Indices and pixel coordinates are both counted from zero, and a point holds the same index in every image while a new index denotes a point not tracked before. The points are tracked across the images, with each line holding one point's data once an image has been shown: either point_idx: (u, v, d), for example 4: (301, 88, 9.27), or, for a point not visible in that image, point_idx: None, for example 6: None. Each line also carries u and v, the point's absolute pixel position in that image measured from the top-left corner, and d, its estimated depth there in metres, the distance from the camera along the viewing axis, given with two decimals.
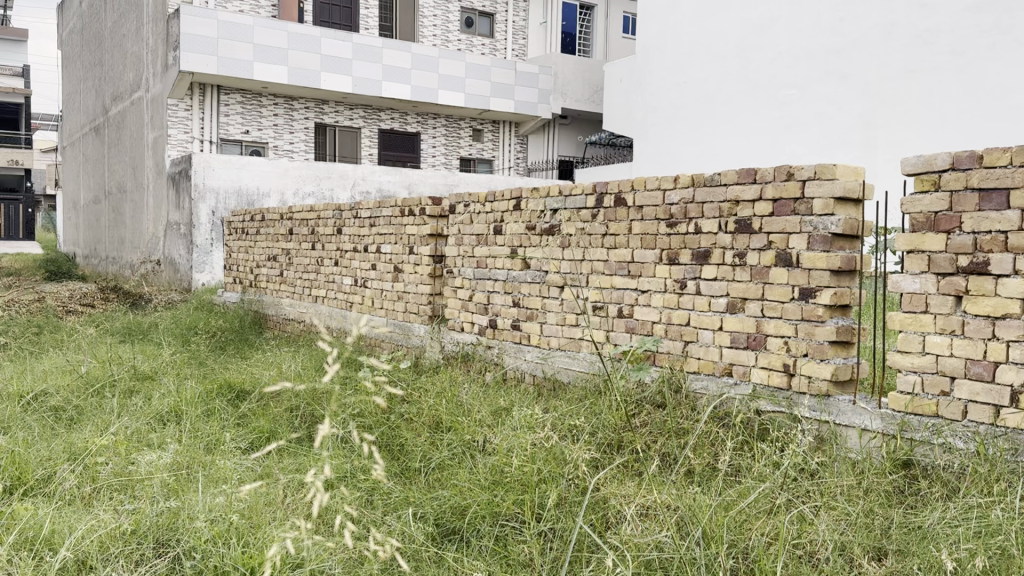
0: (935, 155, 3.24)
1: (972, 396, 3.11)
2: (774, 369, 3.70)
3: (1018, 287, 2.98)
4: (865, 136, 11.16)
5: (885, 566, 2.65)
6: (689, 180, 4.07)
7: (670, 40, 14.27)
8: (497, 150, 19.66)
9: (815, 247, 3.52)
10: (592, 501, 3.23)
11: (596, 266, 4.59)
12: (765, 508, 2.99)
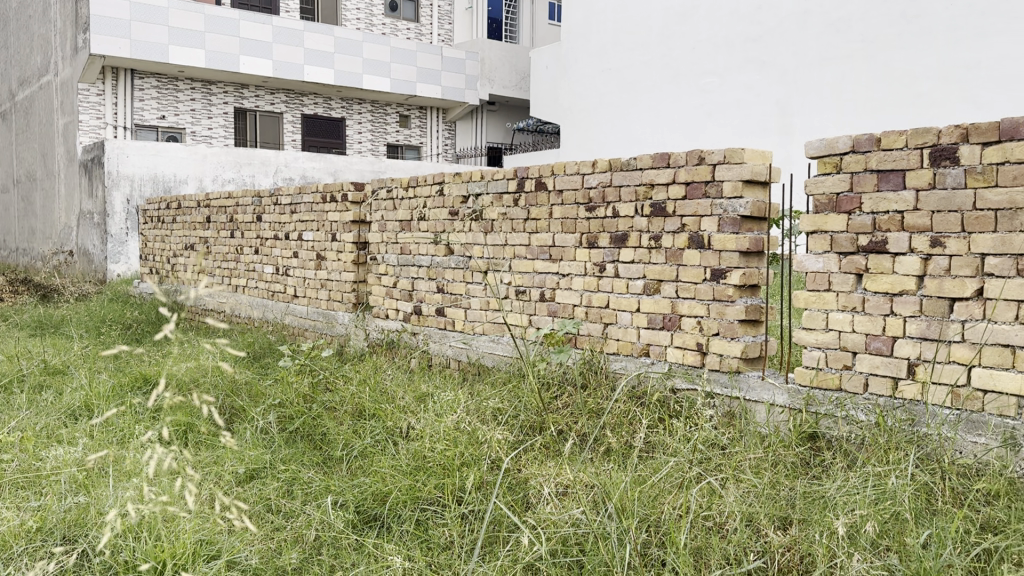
0: (836, 139, 3.35)
1: (871, 369, 3.26)
2: (688, 348, 3.80)
3: (913, 265, 3.12)
4: (784, 122, 11.47)
5: (789, 535, 2.75)
6: (607, 164, 4.12)
7: (594, 27, 14.38)
8: (424, 136, 19.53)
9: (725, 229, 3.62)
10: (513, 483, 3.26)
11: (518, 251, 4.61)
12: (677, 482, 3.09)
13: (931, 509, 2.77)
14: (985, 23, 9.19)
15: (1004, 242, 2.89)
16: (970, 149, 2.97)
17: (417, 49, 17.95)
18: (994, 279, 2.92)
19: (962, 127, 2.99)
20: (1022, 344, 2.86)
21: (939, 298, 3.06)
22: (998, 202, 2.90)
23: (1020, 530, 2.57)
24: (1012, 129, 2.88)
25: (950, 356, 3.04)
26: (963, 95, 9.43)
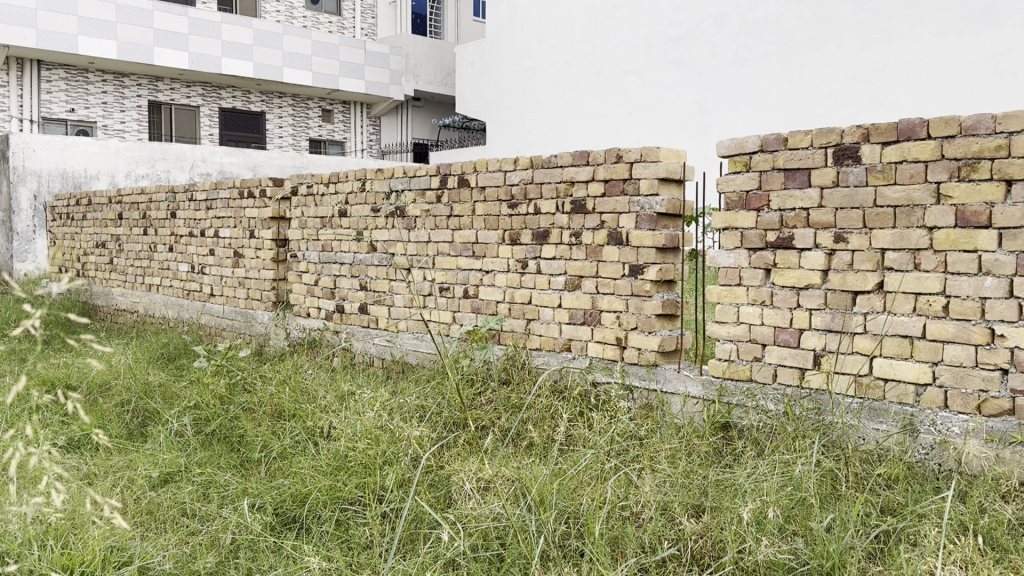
0: (746, 138, 3.46)
1: (780, 360, 3.38)
2: (608, 342, 3.87)
3: (818, 260, 3.25)
4: (702, 121, 11.75)
5: (702, 522, 2.83)
6: (528, 162, 4.13)
7: (517, 24, 14.44)
8: (348, 131, 19.28)
9: (642, 226, 3.69)
10: (435, 480, 3.25)
11: (441, 248, 4.60)
12: (595, 474, 3.14)
13: (835, 494, 2.89)
14: (891, 27, 9.61)
15: (902, 238, 3.04)
16: (870, 148, 3.11)
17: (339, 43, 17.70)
18: (892, 273, 3.07)
19: (863, 127, 3.12)
20: (918, 335, 3.02)
21: (843, 291, 3.20)
22: (896, 200, 3.05)
23: (916, 511, 2.71)
24: (909, 130, 3.01)
25: (853, 347, 3.18)
26: (872, 96, 9.85)
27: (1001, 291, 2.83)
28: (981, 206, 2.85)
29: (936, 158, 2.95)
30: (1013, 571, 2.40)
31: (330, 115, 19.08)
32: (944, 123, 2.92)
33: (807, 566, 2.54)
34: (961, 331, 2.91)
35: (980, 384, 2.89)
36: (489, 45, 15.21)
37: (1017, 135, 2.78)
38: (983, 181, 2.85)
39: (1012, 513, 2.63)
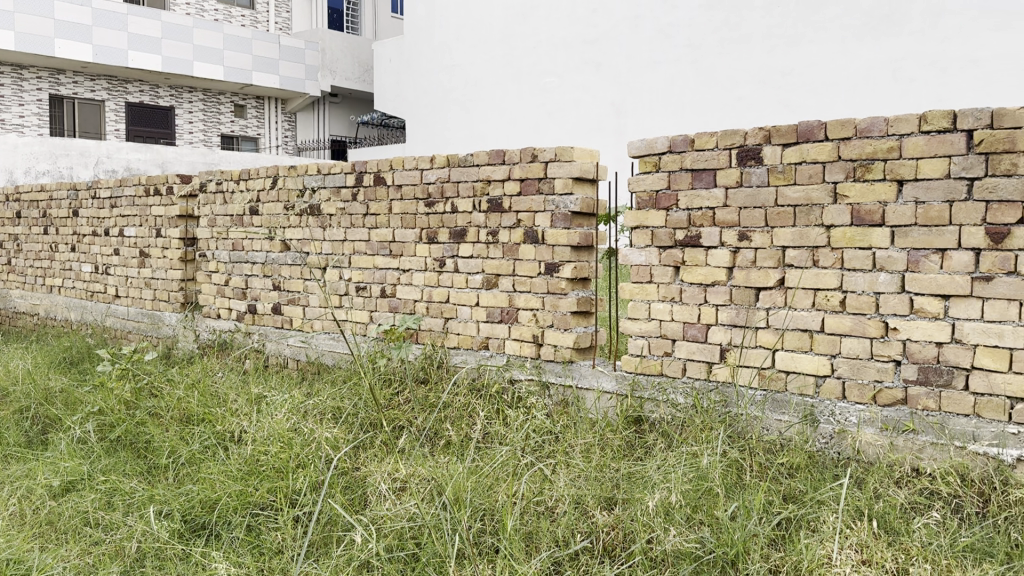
0: (655, 139, 3.54)
1: (689, 355, 3.48)
2: (525, 340, 3.90)
3: (723, 257, 3.35)
4: (617, 122, 11.95)
5: (614, 515, 2.89)
6: (444, 160, 4.12)
7: (436, 22, 14.39)
8: (262, 127, 18.88)
9: (557, 224, 3.73)
10: (350, 482, 3.22)
11: (357, 246, 4.55)
12: (510, 471, 3.16)
13: (741, 483, 2.99)
14: (797, 32, 9.98)
15: (801, 236, 3.16)
16: (772, 149, 3.22)
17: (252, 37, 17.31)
18: (793, 269, 3.20)
19: (765, 129, 3.24)
20: (818, 329, 3.15)
21: (747, 287, 3.31)
22: (796, 199, 3.17)
23: (815, 499, 2.82)
24: (808, 132, 3.13)
25: (757, 341, 3.30)
26: (779, 99, 10.23)
27: (894, 286, 2.98)
28: (874, 205, 3.00)
29: (833, 159, 3.08)
30: (903, 552, 2.54)
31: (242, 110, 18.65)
32: (840, 125, 3.05)
33: (713, 555, 2.62)
34: (857, 325, 3.06)
35: (875, 375, 3.04)
36: (408, 42, 15.11)
37: (907, 137, 2.92)
38: (876, 181, 2.99)
39: (904, 497, 2.76)
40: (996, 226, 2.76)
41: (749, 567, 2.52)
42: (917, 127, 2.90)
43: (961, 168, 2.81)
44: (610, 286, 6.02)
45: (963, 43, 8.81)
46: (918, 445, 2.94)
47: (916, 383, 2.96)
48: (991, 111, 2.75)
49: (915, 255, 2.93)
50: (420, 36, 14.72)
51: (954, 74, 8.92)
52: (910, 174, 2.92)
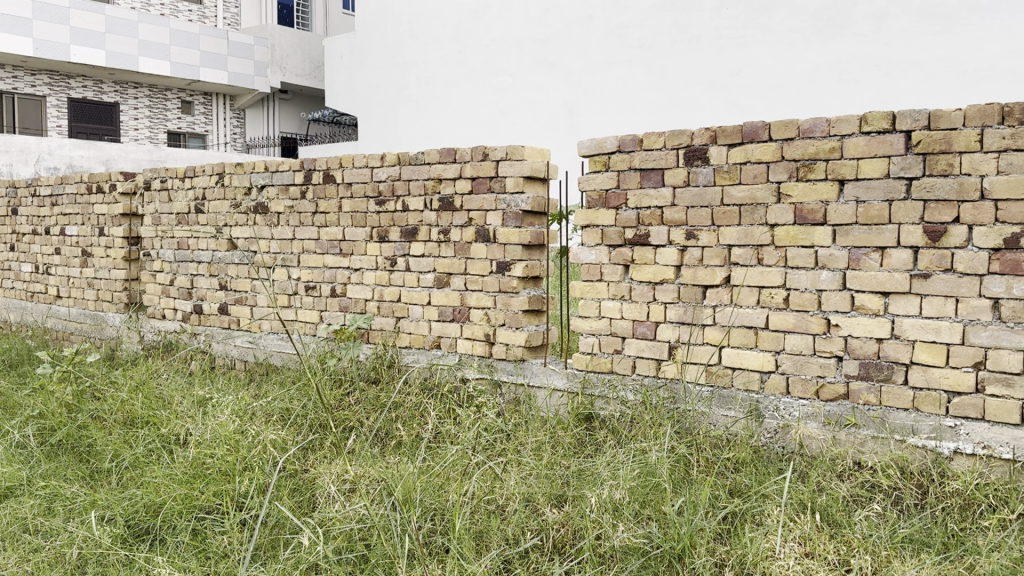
0: (604, 138, 3.56)
1: (639, 352, 3.52)
2: (477, 339, 3.89)
3: (672, 256, 3.40)
4: (570, 122, 12.03)
5: (563, 512, 2.91)
6: (394, 159, 4.10)
7: (390, 19, 14.29)
8: (211, 124, 18.60)
9: (508, 223, 3.72)
10: (299, 484, 3.19)
11: (307, 245, 4.51)
12: (461, 470, 3.15)
13: (688, 478, 3.03)
14: (745, 34, 10.12)
15: (746, 235, 3.22)
16: (718, 149, 3.27)
17: (201, 33, 17.04)
18: (739, 268, 3.25)
19: (711, 130, 3.28)
20: (763, 326, 3.21)
21: (695, 286, 3.36)
22: (741, 198, 3.22)
23: (760, 493, 2.87)
24: (753, 132, 3.19)
25: (705, 338, 3.35)
26: (727, 100, 10.36)
27: (835, 284, 3.04)
28: (816, 205, 3.06)
29: (777, 159, 3.14)
30: (845, 544, 2.60)
31: (190, 106, 18.31)
32: (783, 126, 3.11)
33: (660, 550, 2.64)
34: (800, 322, 3.13)
35: (818, 371, 3.11)
36: (359, 39, 14.98)
37: (848, 138, 2.98)
38: (818, 181, 3.06)
39: (846, 490, 2.83)
40: (933, 225, 2.84)
41: (696, 562, 2.56)
42: (858, 128, 2.96)
43: (900, 168, 2.89)
44: (561, 284, 6.04)
45: (905, 46, 9.08)
46: (860, 439, 3.01)
47: (857, 378, 3.03)
48: (928, 113, 2.82)
49: (856, 253, 3.00)
50: (372, 34, 14.62)
51: (897, 77, 9.17)
52: (851, 174, 2.98)
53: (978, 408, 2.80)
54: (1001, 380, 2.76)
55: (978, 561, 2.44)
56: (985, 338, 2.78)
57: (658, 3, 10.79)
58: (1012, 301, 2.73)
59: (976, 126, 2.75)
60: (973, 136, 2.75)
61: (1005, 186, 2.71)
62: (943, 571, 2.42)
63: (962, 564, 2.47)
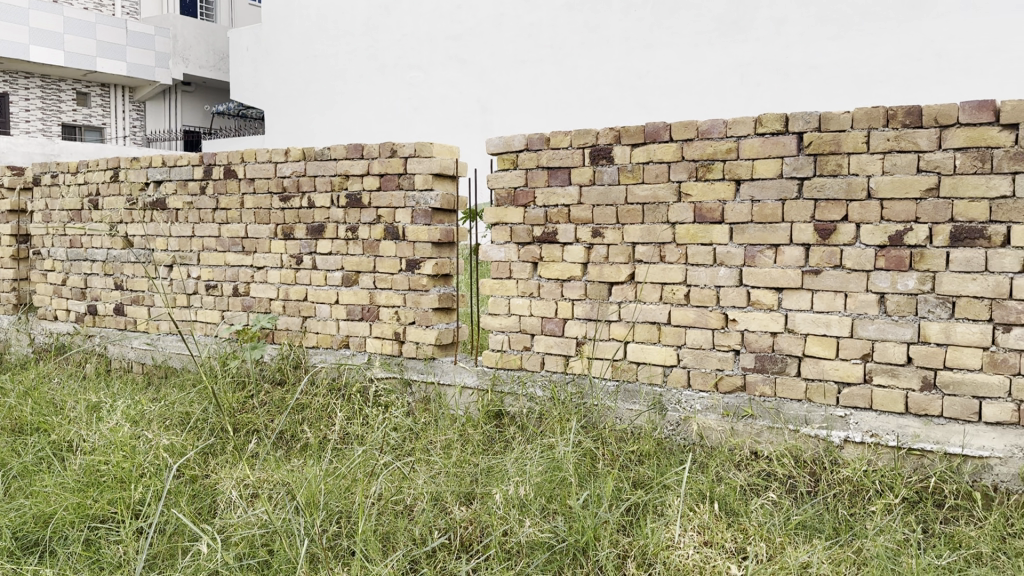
0: (512, 137, 3.57)
1: (547, 349, 3.56)
2: (386, 337, 3.86)
3: (579, 253, 3.44)
4: (483, 120, 12.04)
5: (472, 510, 2.88)
6: (299, 154, 4.02)
7: (299, 12, 13.99)
8: (109, 117, 17.91)
9: (417, 220, 3.70)
10: (199, 490, 3.10)
11: (207, 243, 4.38)
12: (367, 471, 3.12)
13: (593, 471, 3.07)
14: (651, 36, 10.34)
15: (649, 232, 3.29)
16: (622, 149, 3.33)
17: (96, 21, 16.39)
18: (643, 265, 3.32)
19: (615, 129, 3.33)
20: (665, 321, 3.30)
21: (601, 282, 3.42)
22: (644, 197, 3.29)
23: (661, 484, 2.94)
24: (655, 132, 3.26)
25: (610, 334, 3.41)
26: (636, 100, 10.55)
27: (733, 280, 3.15)
28: (715, 203, 3.15)
29: (678, 159, 3.22)
30: (742, 532, 2.68)
31: (87, 98, 17.55)
32: (684, 127, 3.19)
33: (566, 543, 2.67)
34: (701, 317, 3.22)
35: (717, 364, 3.21)
36: (266, 32, 14.64)
37: (744, 139, 3.08)
38: (717, 180, 3.15)
39: (743, 479, 2.92)
40: (824, 223, 2.96)
41: (600, 555, 2.60)
42: (753, 129, 3.06)
43: (792, 169, 3.00)
44: (471, 284, 6.01)
45: (804, 49, 9.47)
46: (756, 429, 3.12)
47: (753, 370, 3.15)
48: (819, 115, 2.93)
49: (752, 250, 3.10)
50: (280, 26, 14.32)
51: (795, 79, 9.54)
52: (747, 174, 3.08)
53: (866, 397, 2.94)
54: (887, 371, 2.90)
55: (865, 544, 2.56)
56: (871, 331, 2.92)
57: (568, 3, 10.93)
58: (896, 295, 2.87)
59: (863, 128, 2.88)
60: (860, 138, 2.88)
61: (889, 186, 2.84)
62: (833, 555, 2.53)
63: (850, 548, 2.59)
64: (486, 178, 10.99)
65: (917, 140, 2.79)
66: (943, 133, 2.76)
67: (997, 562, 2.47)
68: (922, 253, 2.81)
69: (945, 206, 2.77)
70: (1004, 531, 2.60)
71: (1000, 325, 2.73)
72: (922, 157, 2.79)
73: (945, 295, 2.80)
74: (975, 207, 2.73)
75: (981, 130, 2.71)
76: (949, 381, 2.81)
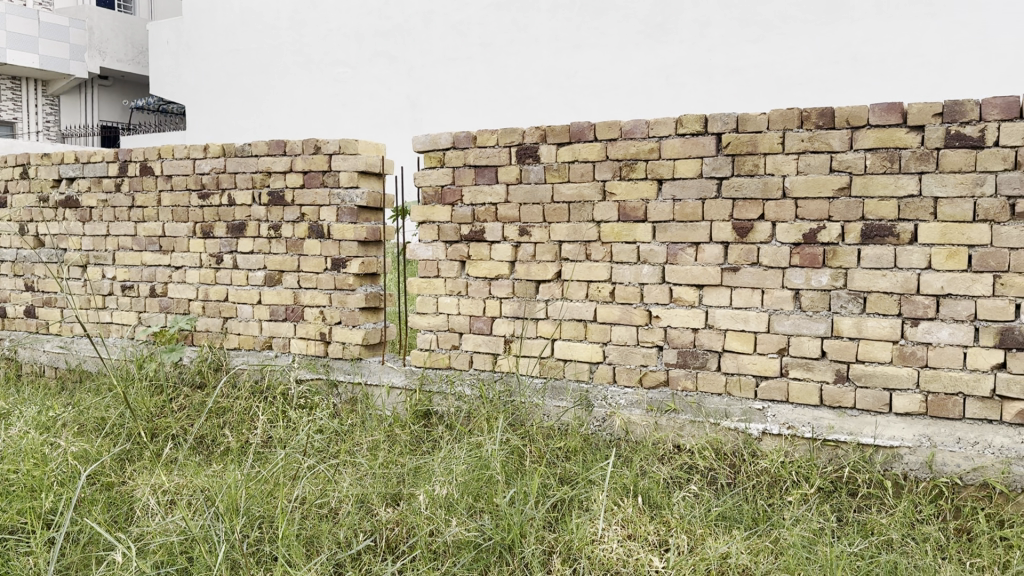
0: (438, 134, 3.54)
1: (475, 348, 3.56)
2: (311, 338, 3.80)
3: (506, 252, 3.44)
4: (412, 117, 11.95)
5: (398, 510, 2.82)
6: (219, 150, 3.92)
7: (223, 4, 13.65)
8: (19, 112, 17.12)
9: (343, 218, 3.65)
10: (115, 498, 3.00)
11: (123, 242, 4.25)
12: (290, 475, 3.06)
13: (521, 467, 3.07)
14: (579, 36, 10.42)
15: (575, 231, 3.32)
16: (548, 148, 3.34)
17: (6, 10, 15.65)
18: (568, 263, 3.35)
19: (541, 129, 3.34)
20: (591, 318, 3.33)
21: (528, 281, 3.43)
22: (570, 196, 3.32)
23: (586, 479, 2.96)
24: (580, 132, 3.28)
25: (538, 331, 3.44)
26: None
27: (656, 278, 3.20)
28: (638, 203, 3.20)
29: (602, 159, 3.25)
30: (664, 525, 2.73)
31: None
32: (608, 127, 3.23)
33: (491, 541, 2.64)
34: (625, 314, 3.27)
35: (641, 360, 3.26)
36: (189, 25, 14.24)
37: (665, 139, 3.14)
38: (640, 180, 3.20)
39: (665, 472, 2.98)
40: (742, 222, 3.04)
41: (525, 551, 2.58)
42: (674, 130, 3.12)
43: (711, 169, 3.07)
44: (397, 284, 5.94)
45: None
46: (678, 424, 3.17)
47: (676, 366, 3.21)
48: (737, 116, 3.00)
49: (674, 248, 3.16)
50: (202, 20, 13.95)
51: None
52: (669, 174, 3.14)
53: (783, 391, 3.04)
54: (802, 365, 3.00)
55: (781, 534, 2.64)
56: (787, 326, 3.01)
57: None
58: (811, 291, 2.96)
59: (778, 130, 2.96)
60: (776, 139, 2.96)
61: (803, 185, 2.93)
62: (751, 545, 2.59)
63: (768, 537, 2.67)
64: (411, 175, 10.91)
65: (830, 140, 2.88)
66: (854, 134, 2.85)
67: (906, 548, 2.57)
68: (835, 251, 2.91)
69: (856, 205, 2.86)
70: (913, 517, 2.71)
71: (908, 319, 2.83)
72: (835, 157, 2.88)
73: (857, 291, 2.89)
74: (884, 206, 2.83)
75: (890, 132, 2.81)
76: (861, 373, 2.91)
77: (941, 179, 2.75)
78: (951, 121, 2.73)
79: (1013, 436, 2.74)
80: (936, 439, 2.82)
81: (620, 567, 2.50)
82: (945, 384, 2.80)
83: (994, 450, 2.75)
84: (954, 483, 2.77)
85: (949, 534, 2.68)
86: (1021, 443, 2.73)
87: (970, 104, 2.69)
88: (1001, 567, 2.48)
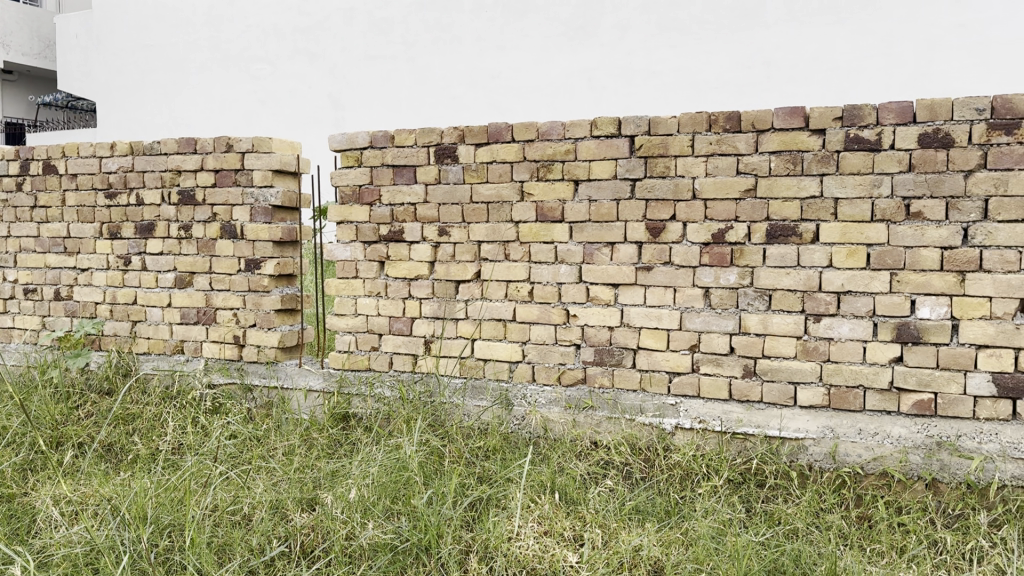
0: (354, 133, 3.51)
1: (394, 349, 3.54)
2: (225, 341, 3.72)
3: (425, 252, 3.43)
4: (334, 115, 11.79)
5: (313, 515, 2.77)
6: (127, 147, 3.80)
7: None
8: None
9: (257, 218, 3.58)
10: (14, 510, 2.88)
11: (25, 243, 4.09)
12: (201, 480, 2.98)
13: (439, 468, 3.06)
14: None
15: (494, 231, 3.33)
16: (466, 148, 3.34)
17: None
18: (487, 263, 3.36)
19: (458, 129, 3.35)
20: (510, 318, 3.35)
21: (447, 281, 3.43)
22: (488, 196, 3.33)
23: (505, 477, 2.95)
24: (497, 132, 3.29)
25: (457, 332, 3.44)
26: None
27: (573, 277, 3.25)
28: (555, 203, 3.23)
29: (520, 159, 3.27)
30: (579, 520, 2.76)
31: None
32: (524, 127, 3.25)
33: (408, 543, 2.60)
34: (543, 313, 3.30)
35: (559, 358, 3.30)
36: (100, 18, 13.74)
37: (580, 141, 3.18)
38: (557, 181, 3.23)
39: (582, 469, 3.01)
40: (655, 222, 3.11)
41: (442, 552, 2.56)
42: (589, 132, 3.16)
43: (625, 170, 3.13)
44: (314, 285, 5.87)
45: None
46: (595, 420, 3.23)
47: (593, 363, 3.26)
48: (649, 119, 3.07)
49: (590, 248, 3.21)
50: (114, 13, 13.48)
51: None
52: (584, 175, 3.18)
53: (694, 386, 3.12)
54: (712, 361, 3.09)
55: (692, 525, 2.70)
56: (698, 323, 3.09)
57: None
58: (720, 289, 3.05)
59: (688, 133, 3.04)
60: (686, 142, 3.04)
61: (712, 187, 3.01)
62: (663, 538, 2.65)
63: (679, 529, 2.73)
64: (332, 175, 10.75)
65: (737, 143, 2.97)
66: (759, 138, 2.95)
67: (810, 536, 2.67)
68: (742, 250, 3.00)
69: (762, 206, 2.96)
70: (818, 506, 2.81)
71: (811, 315, 2.94)
72: (741, 160, 2.98)
73: (763, 288, 2.99)
74: (788, 207, 2.93)
75: (793, 135, 2.91)
76: (767, 368, 3.01)
77: (842, 180, 2.85)
78: (850, 125, 2.83)
79: (910, 427, 2.85)
80: (839, 430, 2.94)
81: (537, 564, 2.51)
82: (845, 377, 2.92)
83: (892, 439, 2.86)
84: (855, 472, 2.89)
85: (850, 521, 2.78)
86: (916, 433, 2.84)
87: (868, 108, 2.80)
88: (898, 551, 2.60)
